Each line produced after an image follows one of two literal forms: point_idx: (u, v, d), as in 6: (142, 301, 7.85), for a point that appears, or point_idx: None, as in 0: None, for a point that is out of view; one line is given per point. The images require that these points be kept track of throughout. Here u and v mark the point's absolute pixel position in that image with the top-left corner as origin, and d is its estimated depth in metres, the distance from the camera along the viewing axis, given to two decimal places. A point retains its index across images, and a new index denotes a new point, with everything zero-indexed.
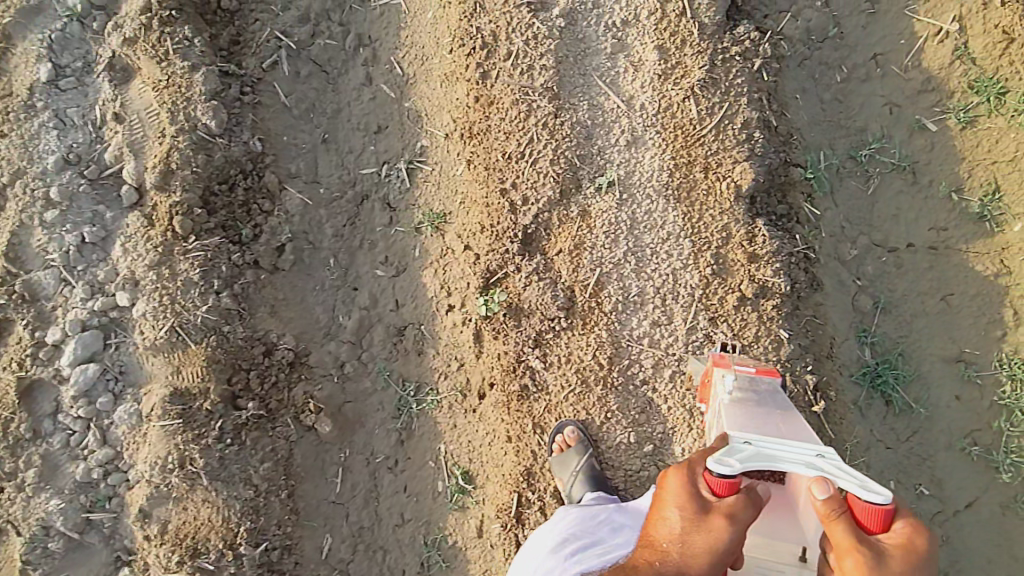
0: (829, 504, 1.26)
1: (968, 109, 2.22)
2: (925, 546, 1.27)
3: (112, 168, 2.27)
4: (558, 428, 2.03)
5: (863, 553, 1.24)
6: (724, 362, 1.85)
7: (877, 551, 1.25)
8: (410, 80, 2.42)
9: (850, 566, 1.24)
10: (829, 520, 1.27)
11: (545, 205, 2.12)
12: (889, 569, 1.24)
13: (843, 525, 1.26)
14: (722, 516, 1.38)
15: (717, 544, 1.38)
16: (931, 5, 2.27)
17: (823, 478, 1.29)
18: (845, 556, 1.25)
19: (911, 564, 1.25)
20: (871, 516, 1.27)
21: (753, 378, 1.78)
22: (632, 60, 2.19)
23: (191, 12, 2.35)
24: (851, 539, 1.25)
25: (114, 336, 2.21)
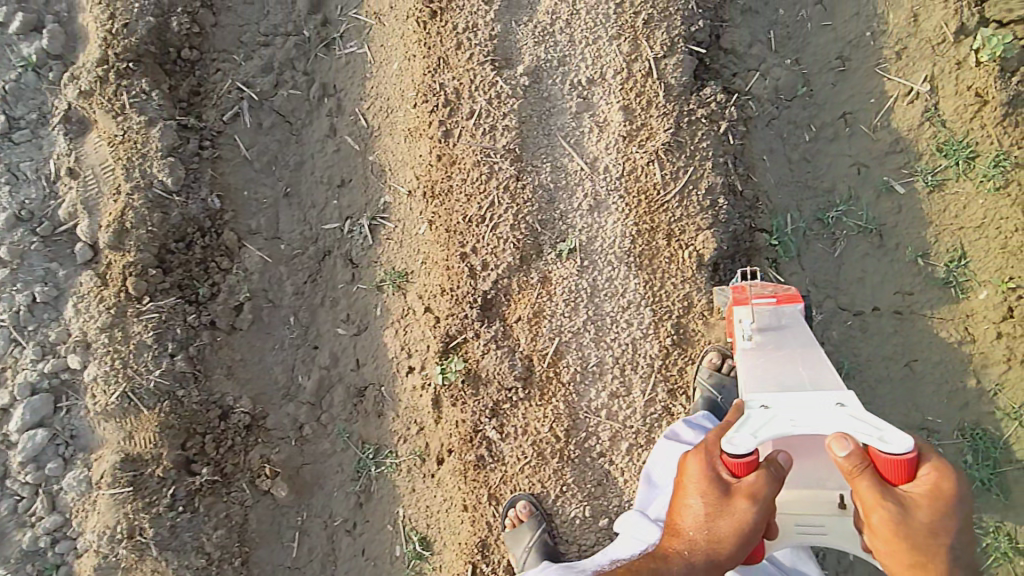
0: (853, 461, 1.34)
1: (936, 173, 2.19)
2: (953, 486, 1.34)
3: (66, 224, 2.27)
4: (511, 503, 2.03)
5: (888, 507, 1.32)
6: (744, 295, 1.93)
7: (904, 499, 1.33)
8: (374, 133, 2.40)
9: (878, 517, 1.33)
10: (854, 475, 1.34)
11: (504, 272, 2.11)
12: (913, 517, 1.33)
13: (868, 480, 1.33)
14: (744, 498, 1.43)
15: (743, 527, 1.44)
16: (903, 64, 2.23)
17: (841, 436, 1.36)
18: (873, 508, 1.34)
19: (939, 507, 1.33)
20: (896, 468, 1.34)
21: (775, 310, 1.86)
22: (597, 120, 2.16)
23: (150, 62, 2.31)
24: (877, 494, 1.33)
25: (65, 399, 2.21)
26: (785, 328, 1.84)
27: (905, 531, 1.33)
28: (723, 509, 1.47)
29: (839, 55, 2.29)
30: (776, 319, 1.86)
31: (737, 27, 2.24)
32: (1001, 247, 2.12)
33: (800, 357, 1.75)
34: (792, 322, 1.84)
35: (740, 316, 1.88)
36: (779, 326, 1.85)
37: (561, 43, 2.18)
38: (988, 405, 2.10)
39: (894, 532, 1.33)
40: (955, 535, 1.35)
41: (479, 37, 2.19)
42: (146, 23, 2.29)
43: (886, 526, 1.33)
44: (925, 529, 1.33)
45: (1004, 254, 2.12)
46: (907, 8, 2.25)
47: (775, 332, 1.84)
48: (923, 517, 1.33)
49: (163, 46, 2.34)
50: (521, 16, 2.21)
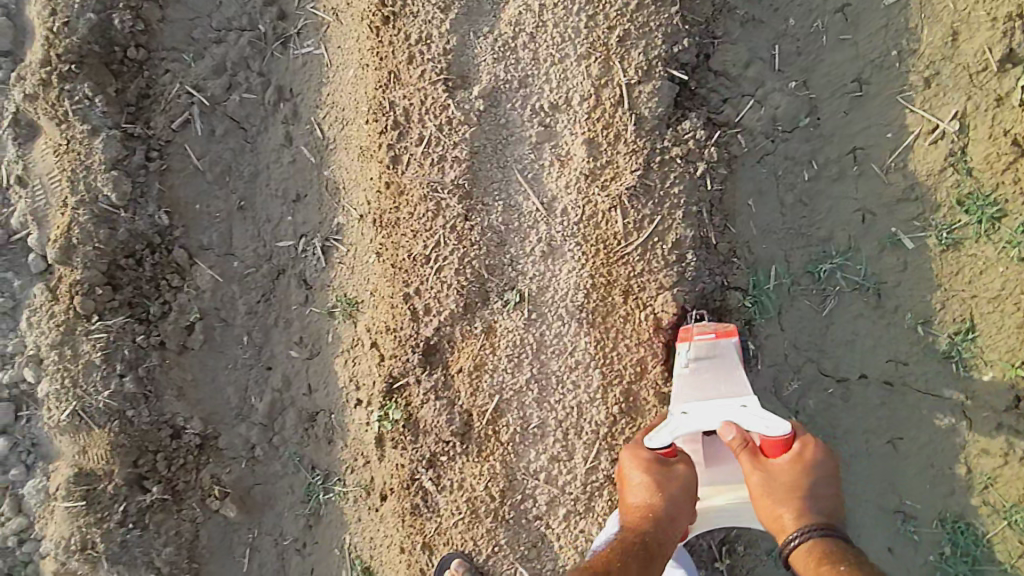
0: (738, 439, 1.73)
1: (953, 229, 1.90)
2: (814, 455, 1.71)
3: (20, 233, 2.27)
4: (443, 563, 1.99)
5: (760, 470, 1.70)
6: (686, 333, 1.85)
7: (773, 467, 1.70)
8: (330, 144, 2.22)
9: (754, 479, 1.70)
10: (738, 452, 1.74)
11: (447, 319, 2.01)
12: (780, 476, 1.68)
13: (748, 453, 1.72)
14: (680, 464, 1.76)
15: (685, 483, 1.72)
16: (932, 95, 1.90)
17: (727, 425, 1.75)
18: (750, 473, 1.71)
19: (801, 472, 1.68)
20: (770, 444, 1.72)
21: (712, 344, 1.82)
22: (558, 154, 1.95)
23: (95, 63, 2.17)
24: (753, 462, 1.71)
25: (25, 408, 2.28)
26: (719, 358, 1.82)
27: (773, 491, 1.67)
28: (668, 474, 1.72)
29: (857, 77, 1.94)
30: (710, 352, 1.82)
31: (734, 43, 1.95)
32: (1016, 325, 1.86)
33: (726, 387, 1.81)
34: (725, 353, 1.82)
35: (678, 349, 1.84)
36: (714, 355, 1.82)
37: (524, 62, 1.95)
38: (975, 498, 1.90)
39: (764, 492, 1.68)
40: (817, 494, 1.68)
41: (433, 51, 1.97)
42: (87, 20, 2.13)
43: (759, 487, 1.69)
44: (788, 489, 1.67)
45: (1020, 334, 1.86)
46: (945, 24, 1.88)
47: (709, 366, 1.82)
48: (786, 480, 1.68)
49: (108, 45, 2.19)
50: (481, 26, 1.98)
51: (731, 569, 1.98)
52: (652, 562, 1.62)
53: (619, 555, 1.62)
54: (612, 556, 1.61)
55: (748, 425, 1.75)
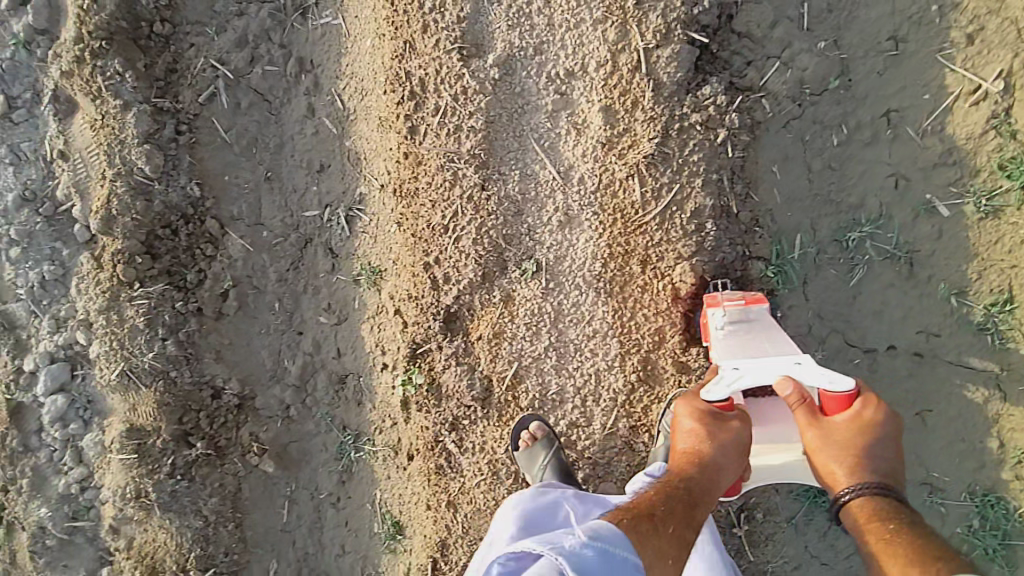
0: (796, 395, 1.55)
1: (994, 196, 1.81)
2: (877, 415, 1.54)
3: (65, 205, 2.39)
4: (523, 424, 1.98)
5: (818, 428, 1.54)
6: (714, 300, 1.80)
7: (831, 425, 1.54)
8: (351, 116, 2.29)
9: (809, 435, 1.55)
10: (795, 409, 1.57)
11: (466, 288, 2.03)
12: (839, 435, 1.52)
13: (806, 410, 1.56)
14: (734, 419, 1.60)
15: (738, 435, 1.57)
16: (974, 52, 1.81)
17: (785, 379, 1.56)
18: (806, 429, 1.55)
19: (860, 432, 1.52)
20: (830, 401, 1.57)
21: (743, 309, 1.76)
22: (575, 122, 1.91)
23: (123, 39, 2.24)
24: (811, 420, 1.55)
25: (80, 367, 2.45)
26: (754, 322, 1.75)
27: (830, 448, 1.52)
28: (720, 424, 1.58)
29: (893, 34, 1.86)
30: (743, 318, 1.76)
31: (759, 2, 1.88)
32: None
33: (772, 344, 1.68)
34: (758, 319, 1.75)
35: (711, 315, 1.77)
36: (747, 320, 1.76)
37: (538, 27, 1.91)
38: (1006, 472, 1.86)
39: (819, 448, 1.53)
40: (877, 455, 1.53)
41: (447, 19, 1.96)
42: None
43: (814, 444, 1.54)
44: (847, 447, 1.51)
45: None
46: None
47: (745, 331, 1.74)
48: (845, 438, 1.52)
49: (134, 21, 2.27)
50: None
51: (748, 535, 2.01)
52: (696, 510, 1.49)
53: (661, 500, 1.49)
54: (654, 501, 1.49)
55: (807, 380, 1.56)
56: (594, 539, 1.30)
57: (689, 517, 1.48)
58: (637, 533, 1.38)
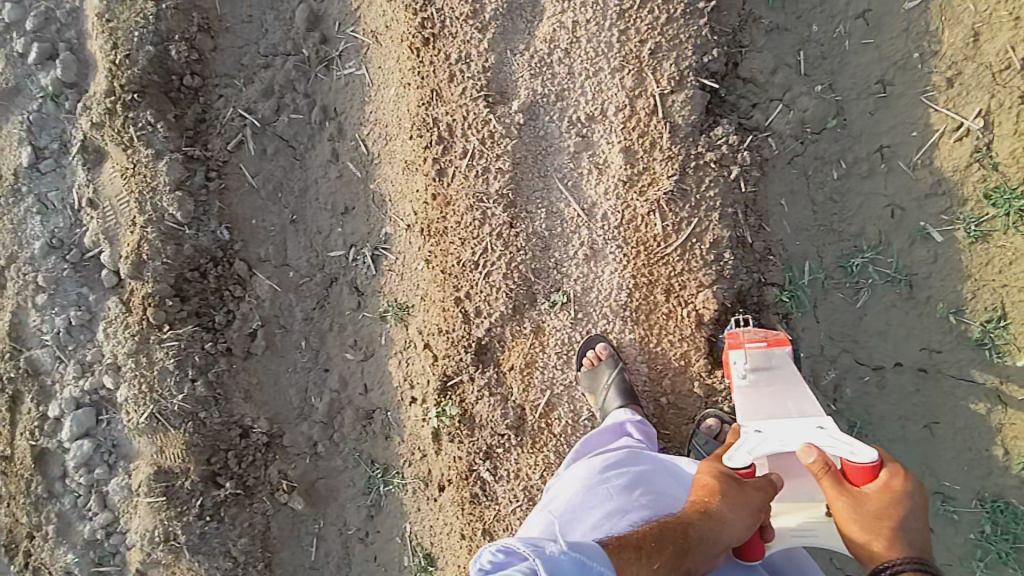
0: (821, 464, 1.55)
1: (981, 222, 1.98)
2: (904, 486, 1.53)
3: (92, 251, 2.44)
4: (588, 345, 2.06)
5: (847, 499, 1.51)
6: (737, 340, 1.87)
7: (861, 495, 1.52)
8: (374, 160, 2.40)
9: (839, 506, 1.52)
10: (821, 478, 1.56)
11: (497, 321, 2.14)
12: (869, 508, 1.50)
13: (833, 480, 1.54)
14: (752, 487, 1.59)
15: (755, 502, 1.55)
16: (954, 94, 1.99)
17: (808, 446, 1.58)
18: (835, 500, 1.53)
19: (892, 503, 1.50)
20: (855, 471, 1.55)
21: (765, 353, 1.84)
22: (597, 162, 2.05)
23: (155, 92, 2.34)
24: (839, 490, 1.53)
25: (105, 412, 2.46)
26: (776, 369, 1.84)
27: (863, 521, 1.49)
28: (734, 486, 1.57)
29: (881, 78, 2.04)
30: (765, 362, 1.85)
31: (760, 51, 2.06)
32: None
33: (794, 398, 1.77)
34: (781, 363, 1.84)
35: (734, 359, 1.86)
36: (769, 366, 1.84)
37: (560, 76, 2.06)
38: (1012, 478, 1.98)
39: (851, 522, 1.50)
40: (907, 529, 1.50)
41: (472, 69, 2.11)
42: (146, 53, 2.31)
43: (845, 517, 1.50)
44: (879, 521, 1.49)
45: None
46: (966, 25, 1.97)
47: (768, 375, 1.84)
48: (877, 510, 1.49)
49: (166, 75, 2.36)
50: (517, 44, 2.11)
51: None
52: (688, 556, 1.45)
53: (654, 536, 1.47)
54: (648, 536, 1.47)
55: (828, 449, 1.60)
56: (574, 549, 1.30)
57: (680, 559, 1.43)
58: (620, 558, 1.36)
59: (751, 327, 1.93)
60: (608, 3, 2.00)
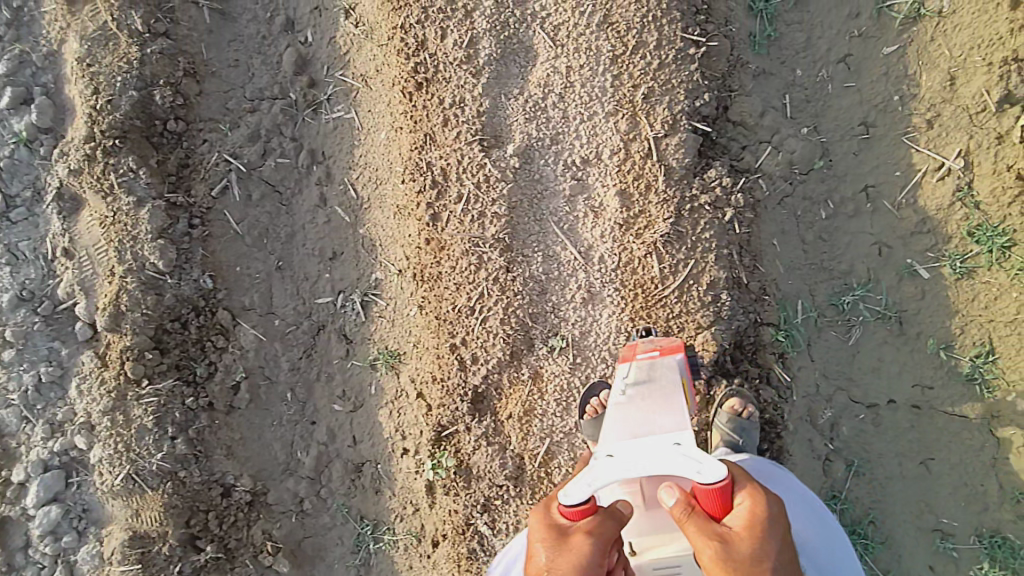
0: (680, 504, 1.43)
1: (966, 258, 2.03)
2: (765, 509, 1.40)
3: (65, 303, 2.36)
4: (591, 392, 1.99)
5: (715, 544, 1.36)
6: (632, 351, 1.82)
7: (726, 533, 1.38)
8: (364, 205, 2.38)
9: (707, 556, 1.36)
10: (683, 520, 1.42)
11: (494, 367, 2.10)
12: (737, 550, 1.35)
13: (693, 522, 1.41)
14: (581, 535, 1.42)
15: (586, 558, 1.39)
16: (934, 135, 2.07)
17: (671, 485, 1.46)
18: (701, 547, 1.37)
19: (758, 536, 1.37)
20: (712, 500, 1.42)
21: (654, 364, 1.74)
22: (592, 205, 2.06)
23: (137, 137, 2.33)
24: (703, 533, 1.39)
25: (75, 475, 2.33)
26: (658, 381, 1.71)
27: (733, 568, 1.35)
28: (560, 551, 1.41)
29: (864, 120, 2.12)
30: (650, 372, 1.73)
31: (748, 94, 2.12)
32: None
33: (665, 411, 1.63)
34: (666, 374, 1.72)
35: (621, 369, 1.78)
36: (652, 378, 1.72)
37: (554, 119, 2.09)
38: (1008, 513, 2.00)
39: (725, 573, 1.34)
40: (780, 558, 1.37)
41: (466, 113, 2.13)
42: (129, 98, 2.32)
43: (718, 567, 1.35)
44: (749, 561, 1.34)
45: None
46: (943, 69, 2.07)
47: (647, 385, 1.71)
48: (745, 551, 1.35)
49: (149, 120, 2.36)
50: (511, 88, 2.13)
51: None
52: None
53: None
54: None
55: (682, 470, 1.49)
56: None
57: None
58: None
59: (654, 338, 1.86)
60: (600, 50, 2.06)
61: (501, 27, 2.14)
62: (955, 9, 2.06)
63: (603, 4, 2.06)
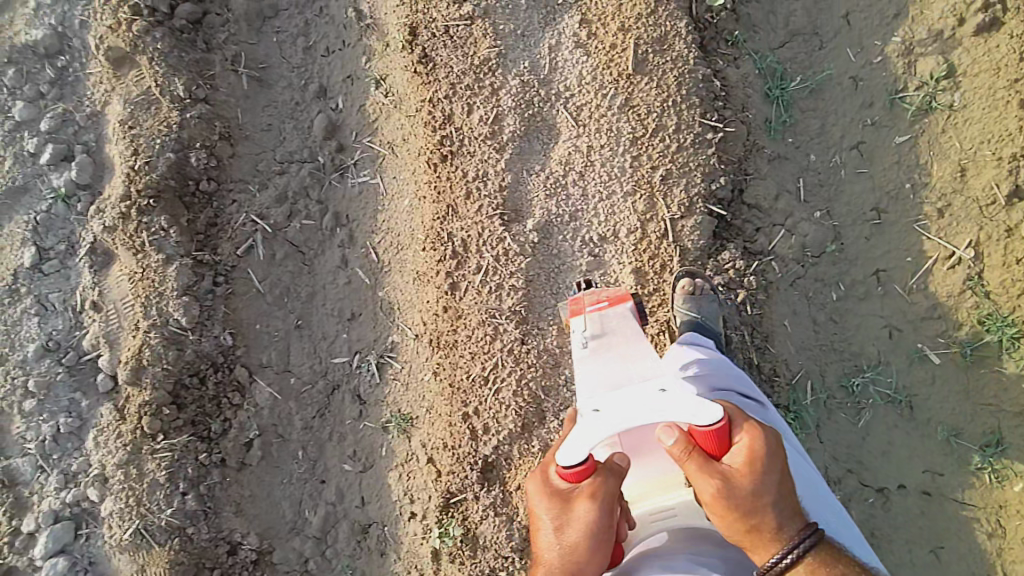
0: (679, 444, 1.39)
1: (976, 347, 2.06)
2: (763, 443, 1.40)
3: (89, 354, 2.43)
4: None
5: (716, 482, 1.36)
6: (580, 305, 1.84)
7: (727, 471, 1.37)
8: (384, 268, 2.45)
9: (709, 493, 1.36)
10: (682, 460, 1.40)
11: (505, 439, 2.12)
12: (739, 486, 1.36)
13: (692, 462, 1.38)
14: (585, 499, 1.42)
15: (595, 521, 1.41)
16: (945, 224, 2.12)
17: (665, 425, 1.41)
18: (703, 486, 1.37)
19: (760, 470, 1.37)
20: (712, 438, 1.39)
21: (606, 313, 1.79)
22: (608, 281, 2.12)
23: (170, 197, 2.44)
24: (704, 472, 1.37)
25: (85, 526, 2.36)
26: (613, 330, 1.76)
27: (735, 503, 1.36)
28: (567, 519, 1.42)
29: (876, 206, 2.18)
30: (604, 323, 1.78)
31: (764, 178, 2.17)
32: None
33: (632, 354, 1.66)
34: (620, 322, 1.77)
35: (575, 326, 1.80)
36: (608, 329, 1.76)
37: (573, 197, 2.16)
38: None
39: (728, 508, 1.36)
40: (781, 494, 1.39)
41: (489, 187, 2.20)
42: (166, 159, 2.43)
43: (718, 503, 1.36)
44: (752, 496, 1.35)
45: None
46: (953, 160, 2.14)
47: (606, 335, 1.75)
48: (749, 488, 1.36)
49: (183, 180, 2.47)
50: (533, 164, 2.21)
51: None
52: None
53: None
54: None
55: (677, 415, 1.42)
56: None
57: None
58: None
59: (596, 290, 1.90)
60: (620, 132, 2.15)
61: (526, 105, 2.23)
62: (966, 104, 2.14)
63: (624, 88, 2.17)
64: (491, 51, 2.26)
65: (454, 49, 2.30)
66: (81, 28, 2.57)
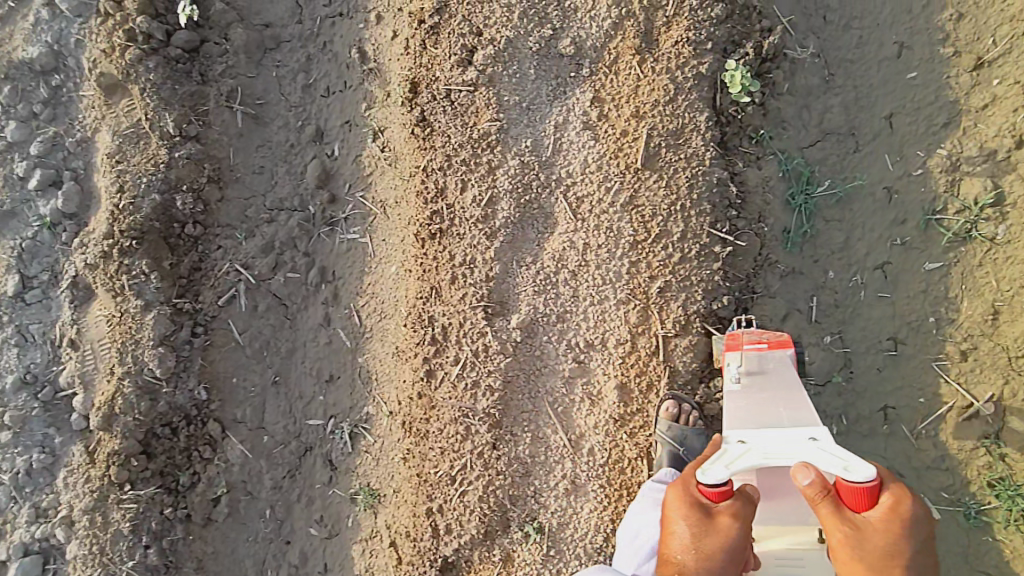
0: (815, 488, 1.52)
1: (982, 509, 1.92)
2: (908, 512, 1.50)
3: (65, 391, 2.40)
4: None
5: (846, 530, 1.49)
6: (737, 341, 1.85)
7: (861, 524, 1.50)
8: (366, 335, 2.36)
9: (836, 538, 1.50)
10: (816, 501, 1.53)
11: (467, 542, 2.07)
12: (869, 541, 1.48)
13: (827, 505, 1.51)
14: (726, 518, 1.57)
15: (733, 540, 1.56)
16: (968, 369, 1.94)
17: (803, 466, 1.55)
18: (832, 530, 1.51)
19: (894, 533, 1.48)
20: (850, 491, 1.52)
21: (764, 354, 1.83)
22: (590, 392, 2.01)
23: (154, 238, 2.35)
24: (835, 517, 1.51)
25: (53, 561, 2.38)
26: (770, 373, 1.82)
27: (861, 555, 1.48)
28: (707, 528, 1.57)
29: (893, 335, 1.99)
30: (761, 364, 1.83)
31: (773, 296, 2.00)
32: None
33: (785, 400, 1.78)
34: (777, 368, 1.82)
35: (729, 361, 1.85)
36: (763, 370, 1.83)
37: (563, 297, 2.03)
38: None
39: (851, 555, 1.49)
40: (911, 558, 1.50)
41: (475, 276, 2.06)
42: (151, 201, 2.32)
43: (843, 547, 1.50)
44: (877, 552, 1.48)
45: None
46: (987, 300, 1.94)
47: (760, 376, 1.82)
48: (878, 542, 1.48)
49: (167, 222, 2.37)
50: (524, 256, 2.06)
51: None
52: None
53: None
54: None
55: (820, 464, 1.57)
56: None
57: None
58: None
59: (754, 328, 1.91)
60: (621, 233, 1.98)
61: (523, 190, 2.06)
62: (1011, 238, 1.93)
63: (630, 183, 1.98)
64: (492, 125, 2.07)
65: (453, 116, 2.11)
66: (77, 48, 2.42)
